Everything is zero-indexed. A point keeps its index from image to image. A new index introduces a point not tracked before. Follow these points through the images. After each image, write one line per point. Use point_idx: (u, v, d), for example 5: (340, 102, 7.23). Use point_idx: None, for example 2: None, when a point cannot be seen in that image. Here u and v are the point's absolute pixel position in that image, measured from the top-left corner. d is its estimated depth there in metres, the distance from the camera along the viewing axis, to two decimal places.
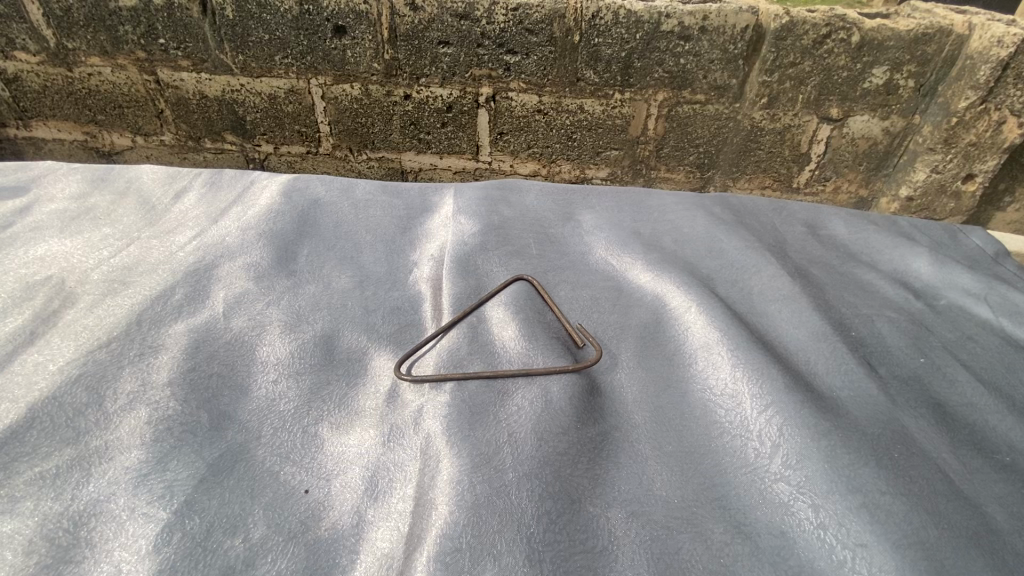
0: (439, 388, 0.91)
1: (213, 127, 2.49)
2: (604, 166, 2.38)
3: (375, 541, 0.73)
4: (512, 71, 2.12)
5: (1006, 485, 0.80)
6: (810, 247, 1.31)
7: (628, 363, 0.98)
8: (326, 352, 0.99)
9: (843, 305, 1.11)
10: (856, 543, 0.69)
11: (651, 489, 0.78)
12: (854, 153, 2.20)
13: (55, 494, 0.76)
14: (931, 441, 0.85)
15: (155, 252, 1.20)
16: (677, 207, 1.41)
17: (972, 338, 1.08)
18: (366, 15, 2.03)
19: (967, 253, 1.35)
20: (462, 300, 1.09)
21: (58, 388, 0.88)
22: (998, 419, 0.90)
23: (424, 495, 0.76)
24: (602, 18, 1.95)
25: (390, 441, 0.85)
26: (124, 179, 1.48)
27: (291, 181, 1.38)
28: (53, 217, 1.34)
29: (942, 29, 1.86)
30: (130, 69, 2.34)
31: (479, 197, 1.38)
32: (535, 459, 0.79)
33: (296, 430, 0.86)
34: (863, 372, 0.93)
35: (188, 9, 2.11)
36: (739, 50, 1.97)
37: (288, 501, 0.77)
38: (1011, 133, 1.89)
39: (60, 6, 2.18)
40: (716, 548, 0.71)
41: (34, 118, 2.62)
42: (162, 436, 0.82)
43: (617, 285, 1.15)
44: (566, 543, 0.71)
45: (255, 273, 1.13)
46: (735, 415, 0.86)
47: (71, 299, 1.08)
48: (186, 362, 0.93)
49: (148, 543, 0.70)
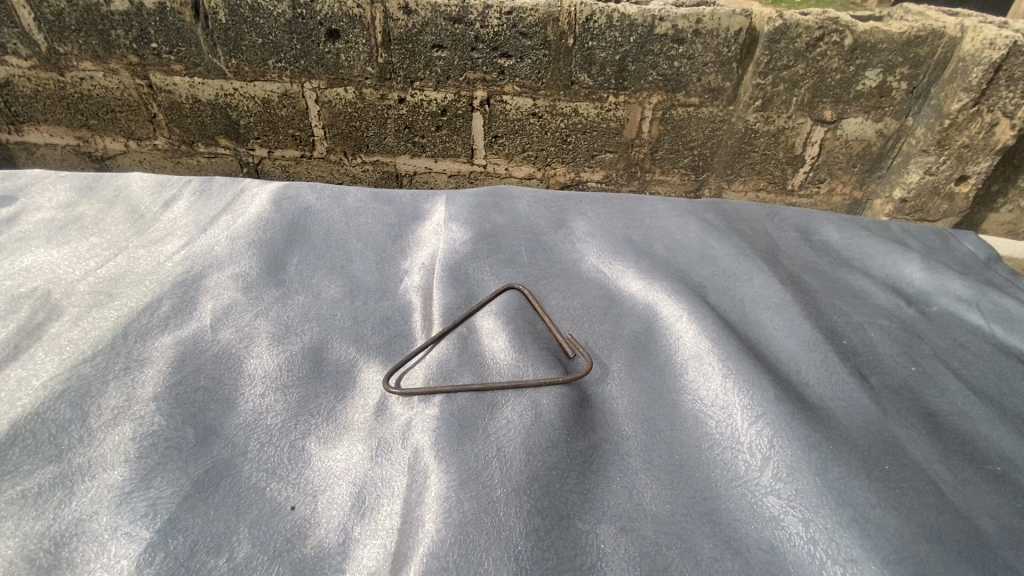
0: (428, 401, 0.91)
1: (206, 132, 2.48)
2: (599, 170, 2.38)
3: (362, 559, 0.72)
4: (506, 74, 2.11)
5: (997, 496, 0.80)
6: (803, 253, 1.31)
7: (620, 374, 0.97)
8: (316, 364, 0.98)
9: (834, 313, 1.11)
10: (846, 559, 0.69)
11: (641, 503, 0.78)
12: (849, 155, 2.20)
13: (36, 514, 0.75)
14: (922, 452, 0.84)
15: (143, 262, 1.19)
16: (669, 214, 1.41)
17: (964, 346, 1.07)
18: (360, 19, 2.02)
19: (960, 258, 1.35)
20: (452, 310, 1.08)
21: (40, 404, 0.87)
22: (990, 428, 0.90)
23: (411, 512, 0.75)
24: (596, 22, 1.94)
25: (378, 456, 0.84)
26: (113, 186, 1.46)
27: (281, 189, 1.37)
28: (41, 226, 1.32)
29: (934, 32, 1.86)
30: (122, 74, 2.32)
31: (471, 204, 1.38)
32: (524, 474, 0.78)
33: (284, 445, 0.85)
34: (855, 382, 0.93)
35: (180, 14, 2.09)
36: (733, 53, 1.97)
37: (274, 518, 0.76)
38: (1003, 134, 1.90)
39: (51, 10, 2.16)
40: (705, 565, 0.70)
41: (25, 122, 2.59)
42: (146, 452, 0.81)
43: (609, 293, 1.15)
44: (554, 561, 0.70)
45: (244, 284, 1.12)
46: (726, 427, 0.85)
47: (57, 311, 1.07)
48: (172, 375, 0.92)
49: (131, 564, 0.69)
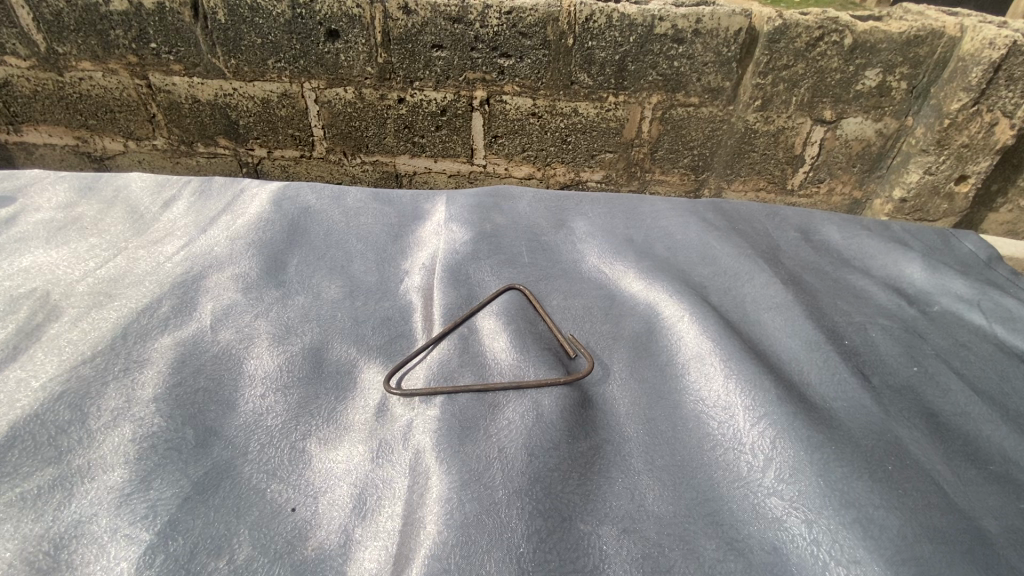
0: (429, 402, 0.90)
1: (206, 132, 2.47)
2: (598, 169, 2.38)
3: (363, 561, 0.72)
4: (506, 74, 2.11)
5: (1000, 497, 0.80)
6: (804, 253, 1.31)
7: (621, 374, 0.97)
8: (316, 364, 0.98)
9: (835, 313, 1.11)
10: (849, 560, 0.68)
11: (643, 504, 0.78)
12: (848, 154, 2.20)
13: (35, 516, 0.74)
14: (925, 453, 0.84)
15: (143, 262, 1.19)
16: (670, 213, 1.40)
17: (966, 346, 1.07)
18: (359, 18, 2.01)
19: (961, 257, 1.35)
20: (453, 311, 1.08)
21: (40, 405, 0.87)
22: (992, 429, 0.90)
23: (413, 514, 0.75)
24: (595, 22, 1.94)
25: (379, 458, 0.83)
26: (112, 187, 1.46)
27: (281, 189, 1.37)
28: (40, 226, 1.32)
29: (934, 32, 1.86)
30: (122, 74, 2.32)
31: (471, 204, 1.37)
32: (526, 475, 0.78)
33: (284, 446, 0.85)
34: (857, 382, 0.93)
35: (179, 14, 2.09)
36: (732, 53, 1.97)
37: (275, 520, 0.75)
38: (1003, 134, 1.90)
39: (50, 10, 2.15)
40: (708, 566, 0.70)
41: (24, 122, 2.59)
42: (146, 453, 0.80)
43: (610, 293, 1.15)
44: (556, 562, 0.70)
45: (243, 284, 1.12)
46: (728, 428, 0.85)
47: (56, 312, 1.07)
48: (171, 376, 0.92)
49: (131, 566, 0.68)
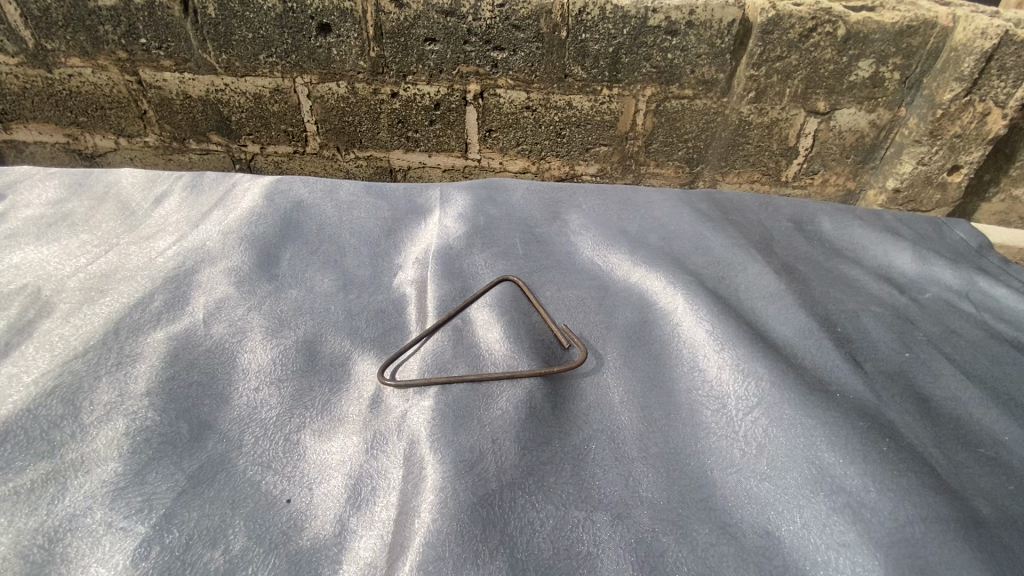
0: (423, 393, 0.91)
1: (198, 128, 2.46)
2: (593, 163, 2.38)
3: (358, 550, 0.72)
4: (500, 67, 2.10)
5: (990, 478, 0.81)
6: (796, 243, 1.32)
7: (614, 364, 0.97)
8: (310, 358, 0.98)
9: (829, 301, 1.11)
10: (839, 543, 0.70)
11: (637, 490, 0.78)
12: (842, 146, 2.20)
13: (29, 510, 0.74)
14: (915, 434, 0.85)
15: (135, 258, 1.18)
16: (664, 205, 1.41)
17: (957, 332, 1.08)
18: (351, 12, 2.00)
19: (952, 246, 1.35)
20: (447, 302, 1.07)
21: (33, 400, 0.87)
22: (983, 412, 0.91)
23: (407, 503, 0.76)
24: (589, 14, 1.93)
25: (373, 449, 0.83)
26: (102, 183, 1.44)
27: (273, 183, 1.36)
28: (29, 224, 1.31)
29: (927, 22, 1.85)
30: (111, 70, 2.30)
31: (465, 198, 1.37)
32: (519, 468, 0.79)
33: (278, 438, 0.85)
34: (848, 369, 0.93)
35: (168, 8, 2.07)
36: (727, 44, 1.96)
37: (270, 511, 0.76)
38: (995, 124, 1.92)
39: (39, 6, 2.14)
40: (701, 549, 0.71)
41: (14, 120, 2.56)
42: (140, 447, 0.80)
43: (604, 284, 1.15)
44: (549, 552, 0.70)
45: (236, 278, 1.11)
46: (721, 416, 0.86)
47: (48, 308, 1.06)
48: (165, 370, 0.92)
49: (125, 558, 0.69)
